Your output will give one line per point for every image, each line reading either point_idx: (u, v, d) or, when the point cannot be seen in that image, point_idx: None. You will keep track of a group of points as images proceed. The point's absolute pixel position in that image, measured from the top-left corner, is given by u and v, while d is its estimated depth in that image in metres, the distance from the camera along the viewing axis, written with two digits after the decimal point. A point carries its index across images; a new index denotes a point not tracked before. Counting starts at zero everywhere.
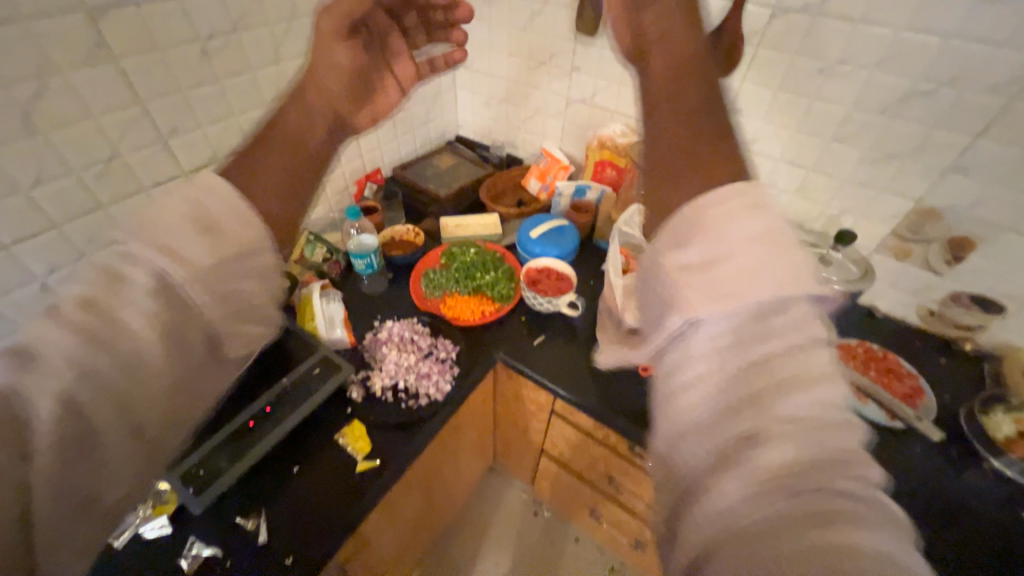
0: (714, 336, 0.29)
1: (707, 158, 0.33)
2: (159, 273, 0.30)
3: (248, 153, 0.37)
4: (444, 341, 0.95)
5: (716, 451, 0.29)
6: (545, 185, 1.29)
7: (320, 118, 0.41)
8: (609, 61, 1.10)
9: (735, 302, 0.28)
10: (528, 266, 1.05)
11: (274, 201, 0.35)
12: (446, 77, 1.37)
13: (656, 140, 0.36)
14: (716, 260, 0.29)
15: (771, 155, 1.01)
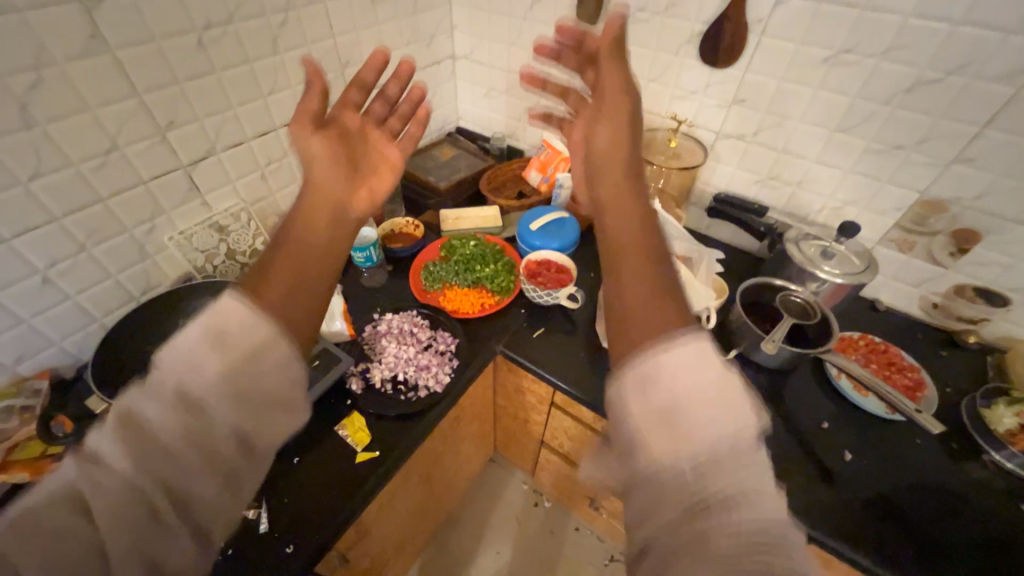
0: (670, 470, 0.32)
1: (664, 302, 0.39)
2: (209, 376, 0.33)
3: (267, 267, 0.42)
4: (443, 334, 0.95)
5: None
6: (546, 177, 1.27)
7: (318, 228, 0.46)
8: None
9: (689, 440, 0.32)
10: (528, 258, 1.05)
11: (281, 309, 0.39)
12: (447, 67, 1.36)
13: (622, 278, 0.42)
14: (673, 401, 0.33)
15: (773, 146, 1.00)
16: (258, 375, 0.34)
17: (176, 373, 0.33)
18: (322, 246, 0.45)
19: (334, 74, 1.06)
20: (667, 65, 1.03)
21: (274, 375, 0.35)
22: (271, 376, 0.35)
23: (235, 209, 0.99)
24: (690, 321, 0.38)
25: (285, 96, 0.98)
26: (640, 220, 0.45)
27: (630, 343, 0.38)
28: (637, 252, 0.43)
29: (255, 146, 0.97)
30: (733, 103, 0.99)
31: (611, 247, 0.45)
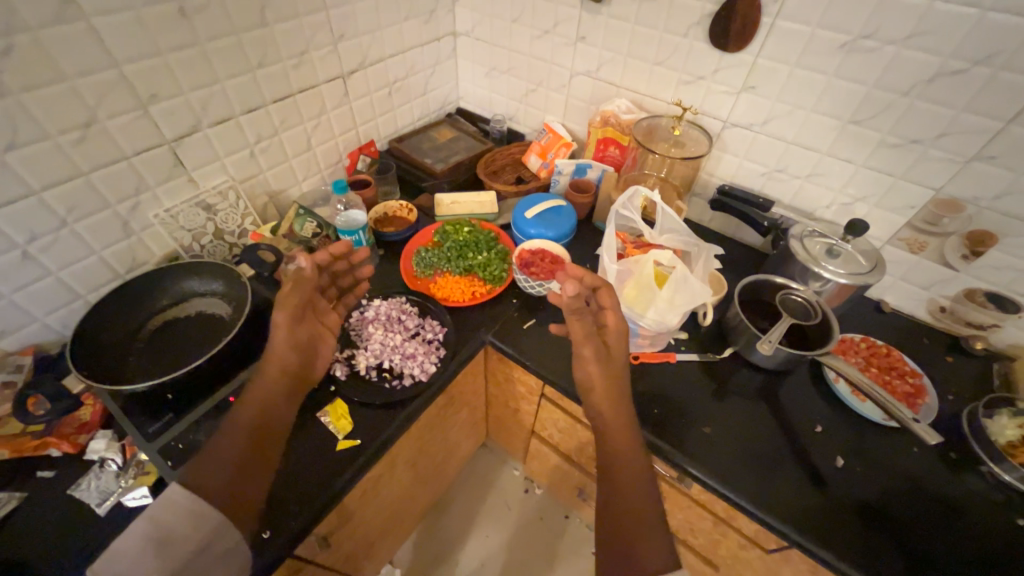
0: None
1: (649, 523, 0.59)
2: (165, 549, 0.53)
3: (215, 455, 0.60)
4: (431, 322, 0.92)
5: None
6: (545, 163, 1.24)
7: (257, 411, 0.63)
8: (616, 31, 1.03)
9: None
10: (522, 246, 1.02)
11: (228, 490, 0.58)
12: (447, 45, 1.31)
13: (618, 503, 0.62)
14: None
15: (783, 137, 0.95)
16: (198, 569, 0.53)
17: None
18: (274, 428, 0.64)
19: (328, 49, 1.02)
20: (675, 47, 0.98)
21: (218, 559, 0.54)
22: (209, 567, 0.54)
23: (222, 187, 0.96)
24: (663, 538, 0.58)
25: (275, 71, 0.94)
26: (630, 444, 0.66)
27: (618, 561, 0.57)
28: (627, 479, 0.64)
29: (244, 122, 0.94)
30: (742, 90, 0.94)
31: (606, 471, 0.66)
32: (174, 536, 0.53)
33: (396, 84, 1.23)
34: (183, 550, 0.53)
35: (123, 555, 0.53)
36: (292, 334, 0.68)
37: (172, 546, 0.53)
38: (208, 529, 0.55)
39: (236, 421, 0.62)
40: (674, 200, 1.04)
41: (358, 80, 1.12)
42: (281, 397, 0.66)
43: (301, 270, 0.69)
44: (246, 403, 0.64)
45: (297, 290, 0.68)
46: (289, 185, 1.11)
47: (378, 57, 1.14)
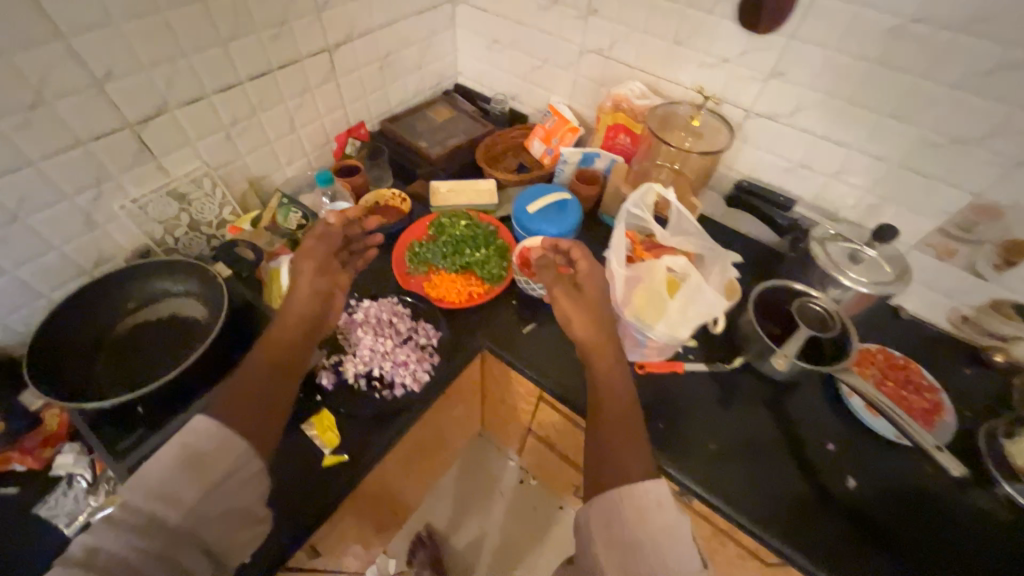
0: (663, 548, 0.53)
1: (636, 445, 0.62)
2: None
3: (238, 387, 0.59)
4: (424, 325, 0.86)
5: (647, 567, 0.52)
6: (549, 149, 1.16)
7: (277, 353, 0.65)
8: (633, 3, 0.93)
9: (657, 543, 0.53)
10: (524, 243, 0.94)
11: (249, 424, 0.58)
12: (444, 14, 1.19)
13: (611, 431, 0.64)
14: (657, 529, 0.54)
15: (810, 130, 0.87)
16: None
17: None
18: (292, 368, 0.65)
19: (311, 18, 0.92)
20: (699, 24, 0.88)
21: (237, 492, 0.55)
22: None
23: (196, 173, 0.88)
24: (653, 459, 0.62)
25: (251, 42, 0.84)
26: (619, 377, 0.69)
27: (612, 476, 0.59)
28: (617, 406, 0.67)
29: (217, 101, 0.85)
30: (770, 76, 0.86)
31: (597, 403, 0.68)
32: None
33: (388, 58, 1.12)
34: None
35: None
36: (313, 280, 0.72)
37: None
38: (235, 457, 0.56)
39: (259, 361, 0.63)
40: (689, 196, 0.96)
41: (346, 54, 1.02)
42: (299, 339, 0.67)
43: (325, 225, 0.78)
44: (268, 346, 0.65)
45: (320, 244, 0.75)
46: (272, 170, 1.02)
47: (368, 27, 1.03)
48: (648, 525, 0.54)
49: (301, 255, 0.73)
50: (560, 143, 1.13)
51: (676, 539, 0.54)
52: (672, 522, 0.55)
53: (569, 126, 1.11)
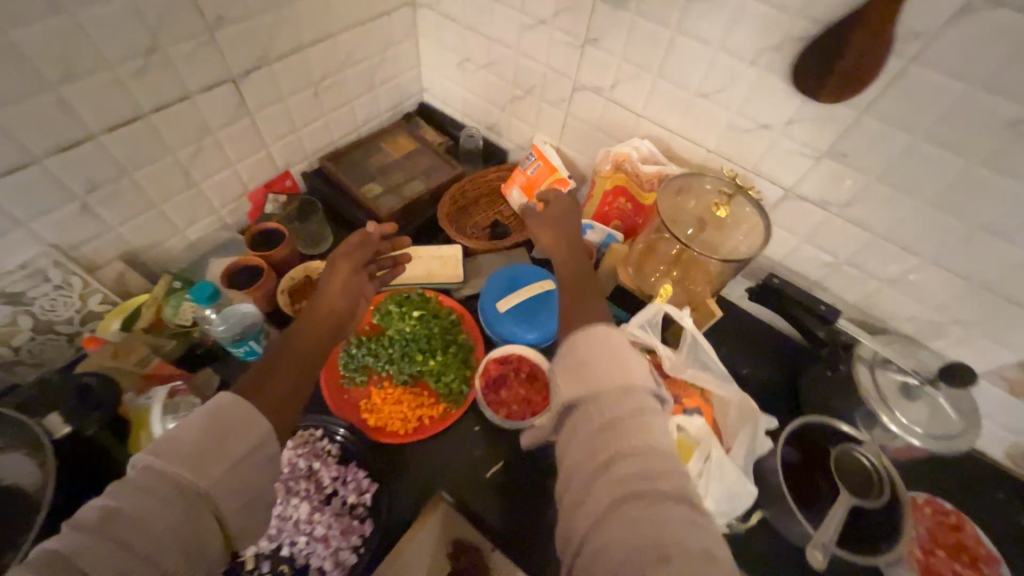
0: (625, 375, 0.47)
1: (595, 306, 0.58)
2: (223, 437, 0.47)
3: (263, 377, 0.56)
4: (354, 473, 0.65)
5: (608, 390, 0.47)
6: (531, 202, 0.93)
7: (307, 348, 0.60)
8: (645, 37, 0.69)
9: (624, 373, 0.48)
10: (489, 359, 0.72)
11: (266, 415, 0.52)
12: (401, 20, 0.92)
13: (578, 302, 0.58)
14: (620, 355, 0.49)
15: (869, 228, 0.66)
16: (250, 470, 0.47)
17: (180, 464, 0.45)
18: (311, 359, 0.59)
19: (201, 42, 0.66)
20: (734, 77, 0.64)
21: (256, 472, 0.48)
22: (256, 474, 0.48)
23: (39, 262, 0.63)
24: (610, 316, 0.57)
25: (100, 84, 0.59)
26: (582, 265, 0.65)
27: (571, 323, 0.55)
28: (583, 277, 0.63)
29: (55, 167, 0.60)
30: (826, 155, 0.64)
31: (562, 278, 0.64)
32: (233, 427, 0.48)
33: (324, 81, 0.86)
34: (244, 443, 0.48)
35: (182, 438, 0.46)
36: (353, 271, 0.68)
37: (230, 441, 0.48)
38: (257, 438, 0.49)
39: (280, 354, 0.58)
40: (705, 295, 0.75)
41: (263, 81, 0.76)
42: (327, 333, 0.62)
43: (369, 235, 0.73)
44: (299, 333, 0.61)
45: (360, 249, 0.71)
46: (163, 237, 0.77)
47: (292, 45, 0.77)
48: (602, 362, 0.48)
49: (339, 256, 0.69)
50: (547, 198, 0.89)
51: (625, 366, 0.48)
52: (626, 353, 0.50)
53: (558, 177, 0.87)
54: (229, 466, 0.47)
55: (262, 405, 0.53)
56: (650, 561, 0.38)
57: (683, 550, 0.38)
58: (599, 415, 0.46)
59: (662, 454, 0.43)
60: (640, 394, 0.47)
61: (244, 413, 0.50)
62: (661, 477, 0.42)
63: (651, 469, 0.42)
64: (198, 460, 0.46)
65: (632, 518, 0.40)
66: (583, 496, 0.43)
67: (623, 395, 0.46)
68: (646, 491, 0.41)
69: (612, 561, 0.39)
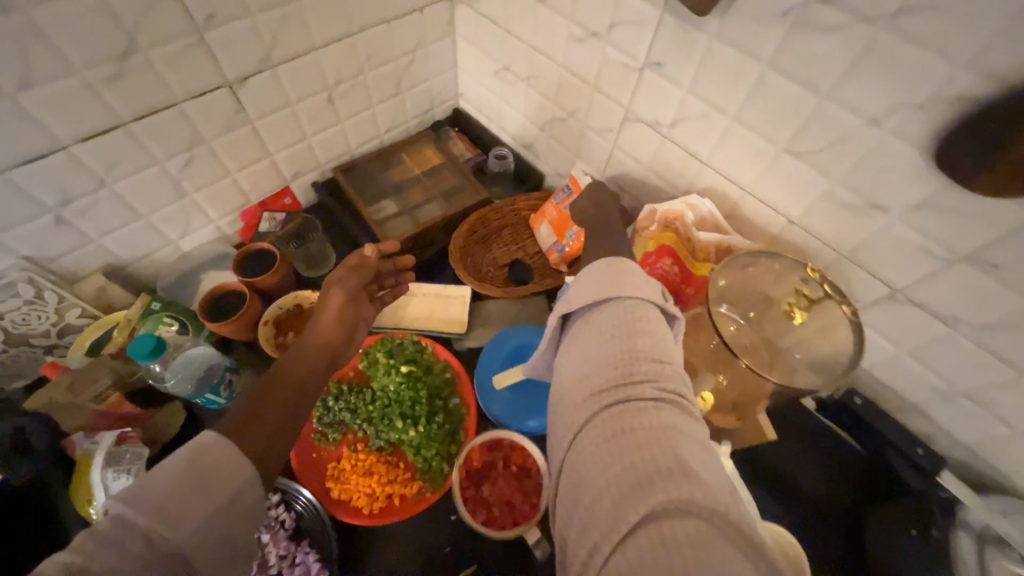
0: (626, 289, 0.43)
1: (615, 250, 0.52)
2: (208, 477, 0.36)
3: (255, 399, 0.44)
4: (303, 555, 0.57)
5: (604, 305, 0.43)
6: (560, 243, 0.78)
7: (306, 372, 0.48)
8: (724, 68, 0.52)
9: (625, 287, 0.43)
10: (477, 445, 0.61)
11: (256, 449, 0.40)
12: (437, 18, 0.79)
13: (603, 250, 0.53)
14: (628, 273, 0.45)
15: (1014, 362, 0.47)
16: (233, 520, 0.36)
17: (150, 517, 0.33)
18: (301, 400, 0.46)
19: (188, 44, 0.57)
20: (842, 135, 0.47)
21: (245, 518, 0.37)
22: (242, 524, 0.37)
23: (11, 274, 0.59)
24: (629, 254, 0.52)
25: (69, 88, 0.52)
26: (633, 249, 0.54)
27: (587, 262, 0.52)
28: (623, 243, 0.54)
29: (21, 179, 0.55)
30: (963, 259, 0.45)
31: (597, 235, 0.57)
32: (217, 471, 0.37)
33: (340, 86, 0.76)
34: (233, 484, 0.37)
35: (153, 483, 0.35)
36: (348, 296, 0.56)
37: (218, 481, 0.36)
38: (247, 479, 0.38)
39: (270, 388, 0.45)
40: (759, 404, 0.58)
41: (266, 85, 0.67)
42: (318, 368, 0.49)
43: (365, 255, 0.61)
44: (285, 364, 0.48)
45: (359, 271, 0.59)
46: (151, 249, 0.71)
47: (303, 46, 0.67)
48: (604, 282, 0.44)
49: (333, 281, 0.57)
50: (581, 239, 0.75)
51: (624, 283, 0.44)
52: (634, 274, 0.45)
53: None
54: (212, 515, 0.35)
55: (251, 440, 0.41)
56: (623, 477, 0.33)
57: (661, 465, 0.33)
58: (590, 331, 0.42)
59: (651, 363, 0.39)
60: (637, 305, 0.42)
61: (229, 457, 0.38)
62: (647, 385, 0.37)
63: (637, 377, 0.38)
64: (173, 516, 0.34)
65: (608, 429, 0.36)
66: (565, 411, 0.40)
67: (625, 311, 0.42)
68: (626, 400, 0.37)
69: (586, 477, 0.35)
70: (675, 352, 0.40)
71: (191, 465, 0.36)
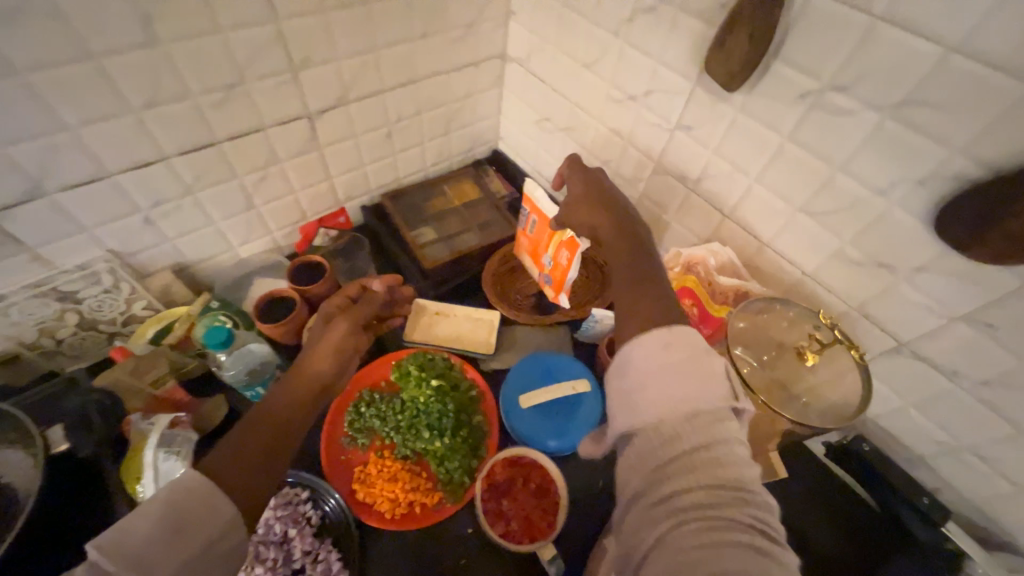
0: (695, 382, 0.41)
1: (649, 291, 0.50)
2: (182, 518, 0.39)
3: (238, 438, 0.46)
4: (327, 552, 0.60)
5: (681, 407, 0.40)
6: (545, 273, 0.81)
7: (299, 415, 0.50)
8: (748, 135, 0.59)
9: (691, 377, 0.41)
10: (501, 460, 0.64)
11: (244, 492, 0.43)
12: (489, 72, 0.89)
13: (641, 290, 0.50)
14: (694, 355, 0.42)
15: (1010, 418, 0.51)
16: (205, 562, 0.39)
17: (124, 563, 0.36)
18: (288, 430, 0.48)
19: (281, 79, 0.66)
20: (853, 201, 0.53)
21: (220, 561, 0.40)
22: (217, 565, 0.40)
23: (94, 264, 0.66)
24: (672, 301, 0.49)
25: (180, 111, 0.61)
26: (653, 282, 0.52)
27: (635, 308, 0.49)
28: (661, 282, 0.51)
29: (124, 181, 0.62)
30: (963, 318, 0.50)
31: (626, 268, 0.54)
32: (194, 522, 0.39)
33: (398, 123, 0.85)
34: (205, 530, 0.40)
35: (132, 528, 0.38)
36: (348, 324, 0.60)
37: (190, 528, 0.39)
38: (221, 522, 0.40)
39: (258, 419, 0.48)
40: (769, 443, 0.62)
41: (337, 119, 0.76)
42: (307, 400, 0.51)
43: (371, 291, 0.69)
44: (278, 393, 0.51)
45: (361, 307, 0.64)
46: (215, 253, 0.78)
47: (374, 88, 0.77)
48: (669, 367, 0.42)
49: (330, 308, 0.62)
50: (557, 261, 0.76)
51: (692, 374, 0.41)
52: (701, 360, 0.42)
53: (563, 238, 0.74)
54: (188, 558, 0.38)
55: (234, 479, 0.43)
56: None
57: None
58: (651, 418, 0.41)
59: (732, 482, 0.37)
60: (709, 406, 0.40)
61: (204, 502, 0.40)
62: (728, 507, 0.36)
63: (718, 497, 0.37)
64: (148, 564, 0.37)
65: (687, 545, 0.35)
66: (635, 517, 0.39)
67: (686, 390, 0.40)
68: (705, 517, 0.36)
69: None
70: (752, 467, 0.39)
71: (167, 512, 0.39)
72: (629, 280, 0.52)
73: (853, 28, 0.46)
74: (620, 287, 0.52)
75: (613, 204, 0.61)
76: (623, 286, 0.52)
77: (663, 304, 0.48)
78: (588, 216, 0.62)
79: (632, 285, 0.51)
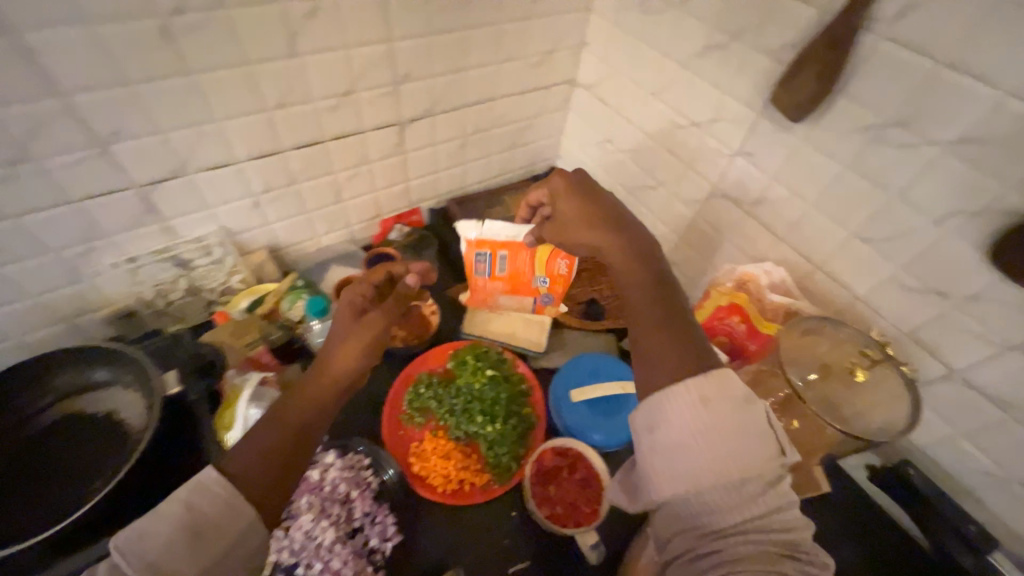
0: (737, 439, 0.41)
1: (666, 320, 0.49)
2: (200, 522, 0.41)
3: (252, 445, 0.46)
4: (384, 515, 0.65)
5: (727, 468, 0.40)
6: (542, 297, 0.85)
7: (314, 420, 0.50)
8: (807, 163, 0.64)
9: (733, 433, 0.41)
10: (552, 447, 0.69)
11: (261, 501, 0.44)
12: (558, 95, 0.97)
13: (657, 323, 0.49)
14: (737, 408, 0.42)
15: None
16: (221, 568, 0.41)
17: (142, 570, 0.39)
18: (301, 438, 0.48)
19: (384, 90, 0.76)
20: (908, 229, 0.57)
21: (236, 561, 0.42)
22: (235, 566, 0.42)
23: (208, 238, 0.76)
24: (692, 333, 0.48)
25: (300, 113, 0.70)
26: (664, 306, 0.50)
27: (662, 339, 0.47)
28: (680, 309, 0.50)
29: (246, 169, 0.72)
30: (1017, 347, 0.52)
31: (637, 290, 0.52)
32: (210, 527, 0.41)
33: (473, 135, 0.93)
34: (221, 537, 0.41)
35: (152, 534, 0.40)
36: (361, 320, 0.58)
37: (207, 534, 0.41)
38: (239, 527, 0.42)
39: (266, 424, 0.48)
40: (812, 458, 0.63)
41: (422, 128, 0.85)
42: (317, 408, 0.50)
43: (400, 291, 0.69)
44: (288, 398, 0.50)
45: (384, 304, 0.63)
46: (303, 238, 0.87)
47: (459, 103, 0.86)
48: (706, 423, 0.41)
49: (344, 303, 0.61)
50: (553, 273, 0.83)
51: (732, 433, 0.41)
52: (742, 414, 0.41)
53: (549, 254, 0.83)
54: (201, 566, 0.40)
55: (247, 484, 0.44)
56: None
57: None
58: (686, 476, 0.41)
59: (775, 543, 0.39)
60: (751, 466, 0.40)
61: (220, 509, 0.42)
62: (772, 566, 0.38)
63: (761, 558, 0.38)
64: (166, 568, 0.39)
65: None
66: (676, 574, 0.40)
67: (721, 450, 0.40)
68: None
69: None
70: (796, 533, 0.39)
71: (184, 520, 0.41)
72: (643, 304, 0.51)
73: (915, 72, 0.51)
74: (637, 310, 0.51)
75: (624, 221, 0.57)
76: (640, 309, 0.50)
77: (683, 344, 0.47)
78: (589, 235, 0.58)
79: (646, 309, 0.50)
